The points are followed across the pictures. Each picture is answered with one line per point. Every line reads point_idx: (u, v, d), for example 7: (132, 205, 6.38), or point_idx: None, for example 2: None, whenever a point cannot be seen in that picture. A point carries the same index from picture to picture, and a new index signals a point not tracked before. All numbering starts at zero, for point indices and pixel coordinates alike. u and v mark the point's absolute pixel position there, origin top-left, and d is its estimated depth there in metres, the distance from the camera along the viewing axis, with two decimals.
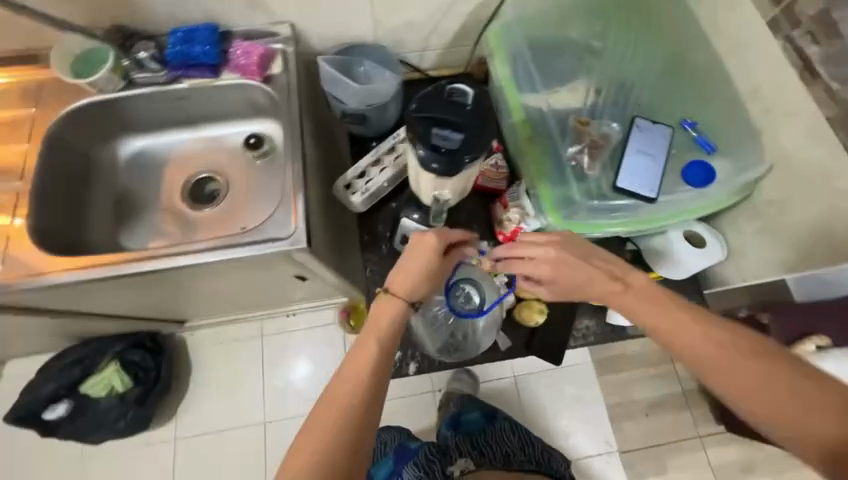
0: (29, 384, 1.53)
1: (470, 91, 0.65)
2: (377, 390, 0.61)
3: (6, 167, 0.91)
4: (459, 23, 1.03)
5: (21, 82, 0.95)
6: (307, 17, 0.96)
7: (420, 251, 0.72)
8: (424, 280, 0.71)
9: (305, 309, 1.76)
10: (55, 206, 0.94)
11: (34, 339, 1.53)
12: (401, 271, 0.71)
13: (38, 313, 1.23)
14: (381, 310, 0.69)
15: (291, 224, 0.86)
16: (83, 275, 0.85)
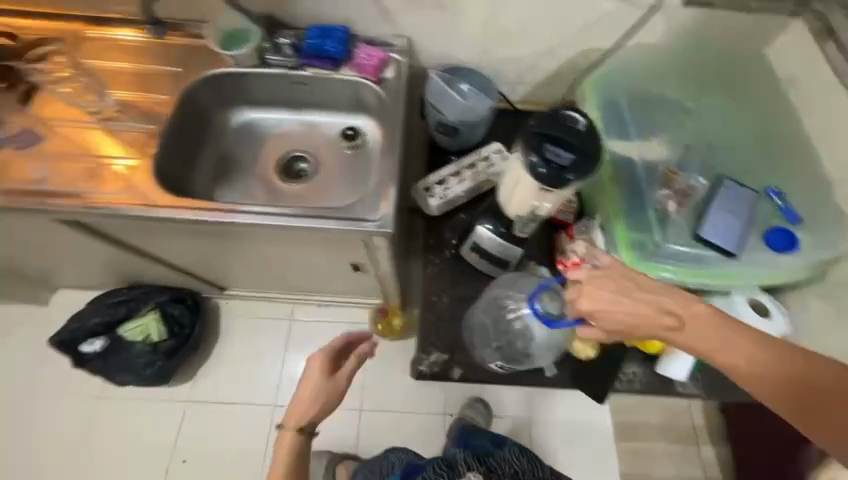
0: (76, 314, 1.61)
1: (583, 118, 0.71)
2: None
3: (143, 109, 1.02)
4: (558, 64, 1.11)
5: (170, 43, 1.07)
6: (426, 34, 1.06)
7: (308, 382, 0.90)
8: (316, 403, 0.88)
9: (338, 303, 1.80)
10: (173, 152, 1.04)
11: (92, 273, 1.63)
12: (297, 401, 0.88)
13: (113, 246, 1.33)
14: (282, 445, 0.86)
15: (381, 208, 0.92)
16: (193, 215, 0.93)
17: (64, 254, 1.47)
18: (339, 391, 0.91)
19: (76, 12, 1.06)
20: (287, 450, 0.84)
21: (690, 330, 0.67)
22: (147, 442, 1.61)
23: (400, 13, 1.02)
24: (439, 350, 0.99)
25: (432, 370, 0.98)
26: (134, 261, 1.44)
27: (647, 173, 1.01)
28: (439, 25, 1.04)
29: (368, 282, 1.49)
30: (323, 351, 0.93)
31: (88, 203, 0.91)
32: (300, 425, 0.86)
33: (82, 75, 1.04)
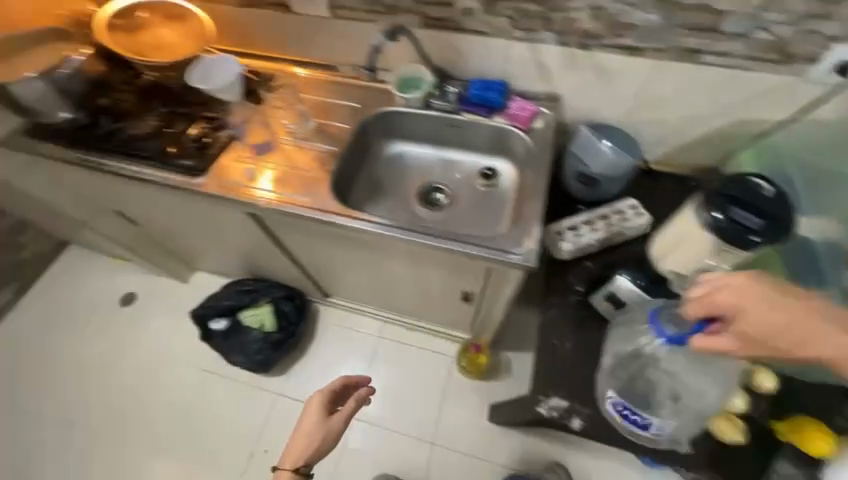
0: (213, 294, 1.86)
1: (771, 188, 0.82)
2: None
3: (324, 131, 1.20)
4: (706, 131, 1.11)
5: (347, 82, 1.26)
6: (578, 93, 1.13)
7: (306, 420, 0.92)
8: (312, 445, 0.89)
9: (424, 330, 1.89)
10: (344, 172, 1.20)
11: (228, 262, 1.90)
12: (293, 444, 0.90)
13: (259, 245, 1.54)
14: None
15: (525, 243, 0.98)
16: (360, 225, 1.06)
17: (214, 245, 1.73)
18: (335, 432, 0.92)
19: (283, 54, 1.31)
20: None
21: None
22: (240, 422, 1.77)
23: (558, 73, 1.09)
24: (559, 396, 0.97)
25: (551, 414, 0.96)
26: (270, 257, 1.65)
27: (833, 252, 0.94)
28: (593, 86, 1.09)
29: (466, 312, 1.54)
30: (321, 398, 0.95)
31: (279, 204, 1.08)
32: (296, 466, 0.87)
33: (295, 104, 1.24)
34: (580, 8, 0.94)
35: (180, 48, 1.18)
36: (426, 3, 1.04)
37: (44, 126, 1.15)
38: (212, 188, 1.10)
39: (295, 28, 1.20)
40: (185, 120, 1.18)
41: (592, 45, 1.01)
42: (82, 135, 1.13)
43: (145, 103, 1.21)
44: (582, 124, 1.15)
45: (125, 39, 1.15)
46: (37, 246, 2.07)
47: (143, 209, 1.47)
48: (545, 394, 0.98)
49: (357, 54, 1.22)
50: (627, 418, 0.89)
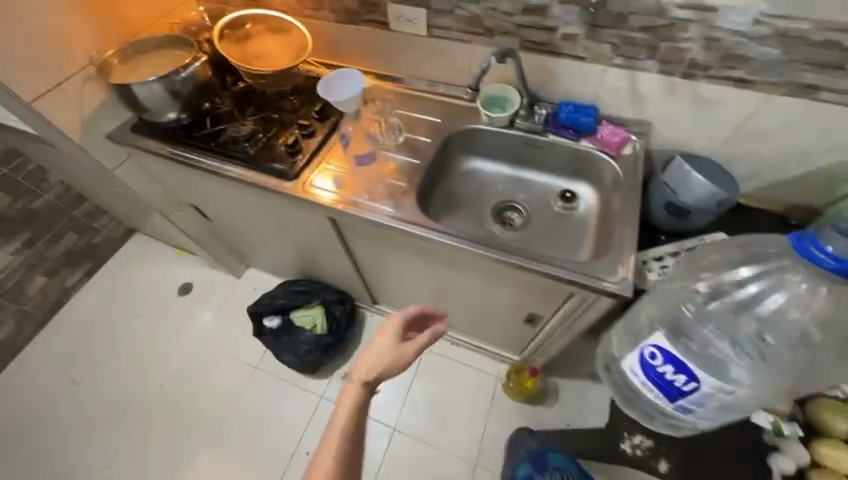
0: (270, 292, 1.90)
1: None
2: (348, 464, 0.69)
3: (408, 145, 1.22)
4: (809, 169, 1.07)
5: (433, 98, 1.30)
6: (672, 123, 1.10)
7: (383, 335, 0.81)
8: (387, 360, 0.78)
9: (471, 346, 1.87)
10: (425, 186, 1.21)
11: (283, 262, 1.94)
12: (364, 356, 0.79)
13: (324, 247, 1.58)
14: (345, 398, 0.75)
15: (618, 272, 0.96)
16: (446, 238, 1.05)
17: (277, 244, 1.78)
18: (411, 356, 0.81)
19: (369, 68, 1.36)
20: (352, 404, 0.73)
21: None
22: (284, 422, 1.78)
23: (654, 102, 1.08)
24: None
25: (635, 450, 1.00)
26: (330, 261, 1.68)
27: None
28: (689, 116, 1.07)
29: (522, 333, 1.52)
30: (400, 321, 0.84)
31: (367, 212, 1.09)
32: (367, 379, 0.76)
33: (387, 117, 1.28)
34: (693, 39, 0.92)
35: (282, 59, 1.27)
36: (526, 28, 1.05)
37: (155, 126, 1.25)
38: (303, 192, 1.13)
39: (389, 45, 1.26)
40: (279, 126, 1.24)
41: (698, 75, 0.98)
42: (188, 136, 1.22)
43: (245, 110, 1.28)
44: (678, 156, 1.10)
45: (235, 49, 1.26)
46: (108, 234, 2.19)
47: (221, 206, 1.54)
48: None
49: (444, 72, 1.26)
50: (655, 373, 0.92)
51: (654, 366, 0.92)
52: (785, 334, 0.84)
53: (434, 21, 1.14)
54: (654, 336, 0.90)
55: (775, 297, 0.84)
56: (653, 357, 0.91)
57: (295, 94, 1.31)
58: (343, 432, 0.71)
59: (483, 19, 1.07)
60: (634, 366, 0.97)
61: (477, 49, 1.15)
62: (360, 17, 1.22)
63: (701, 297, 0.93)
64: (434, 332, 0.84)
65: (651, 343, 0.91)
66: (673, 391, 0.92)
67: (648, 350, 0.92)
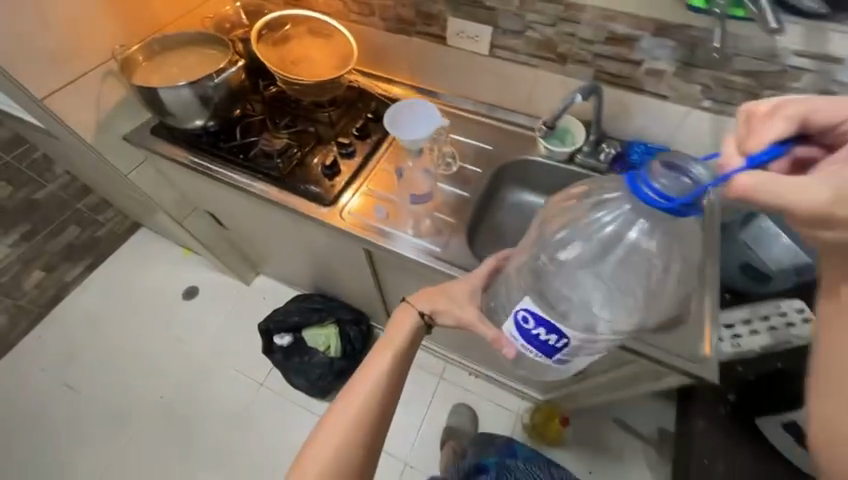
0: (282, 307, 1.77)
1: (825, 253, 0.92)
2: (392, 385, 0.75)
3: (457, 175, 1.10)
4: None
5: (485, 123, 1.19)
6: None
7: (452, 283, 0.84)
8: (450, 304, 0.81)
9: (491, 379, 1.75)
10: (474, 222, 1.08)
11: (297, 275, 1.81)
12: (436, 296, 0.83)
13: (347, 270, 1.45)
14: (401, 321, 0.81)
15: (703, 351, 0.85)
16: None
17: (293, 258, 1.64)
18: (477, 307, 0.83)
19: (414, 82, 1.24)
20: (407, 327, 0.80)
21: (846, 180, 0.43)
22: (288, 449, 1.65)
23: None
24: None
25: None
26: (351, 282, 1.55)
27: None
28: None
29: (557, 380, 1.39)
30: (479, 287, 0.85)
31: (414, 250, 0.98)
32: (423, 311, 0.81)
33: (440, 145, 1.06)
34: (804, 89, 0.81)
35: (323, 67, 1.16)
36: (606, 58, 0.93)
37: (180, 133, 1.14)
38: (343, 221, 1.02)
39: (442, 61, 1.14)
40: (315, 142, 1.13)
41: None
42: (217, 147, 1.11)
43: (277, 120, 1.17)
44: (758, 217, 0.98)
45: (272, 54, 1.15)
46: (112, 227, 2.05)
47: (241, 217, 1.41)
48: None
49: (499, 95, 1.15)
50: (531, 338, 0.70)
51: (528, 332, 0.70)
52: (620, 265, 0.62)
53: (499, 41, 1.02)
54: (524, 300, 0.68)
55: (633, 229, 0.59)
56: (528, 325, 0.69)
57: (333, 106, 1.20)
58: (396, 356, 0.77)
59: (556, 44, 0.96)
60: (511, 336, 0.73)
61: (542, 75, 1.04)
62: (414, 27, 1.11)
63: (553, 240, 0.68)
64: (495, 340, 0.76)
65: (514, 318, 0.70)
66: (551, 349, 0.70)
67: (519, 319, 0.69)
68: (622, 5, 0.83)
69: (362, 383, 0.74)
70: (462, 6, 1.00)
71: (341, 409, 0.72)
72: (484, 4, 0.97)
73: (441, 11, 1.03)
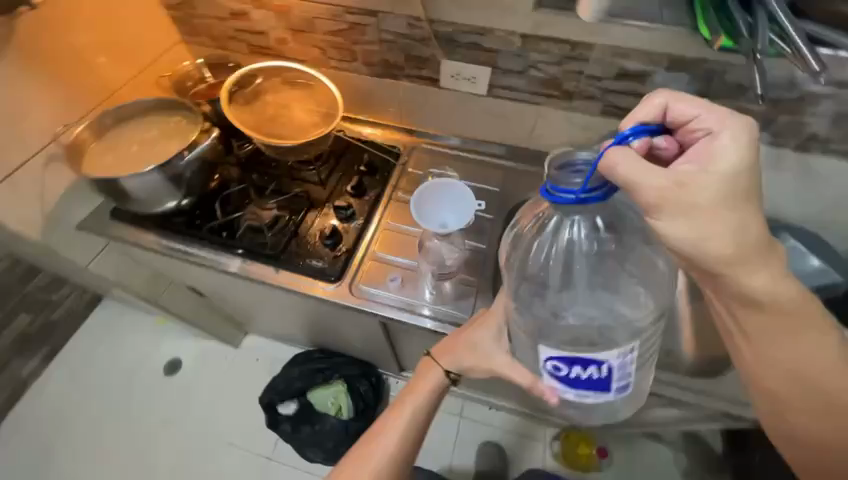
0: (281, 374, 1.60)
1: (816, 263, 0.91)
2: (409, 446, 0.74)
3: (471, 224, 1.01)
4: None
5: (486, 161, 1.11)
6: (770, 195, 0.96)
7: (473, 329, 0.75)
8: (469, 350, 0.74)
9: (513, 409, 1.55)
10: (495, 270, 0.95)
11: (289, 335, 1.63)
12: (461, 344, 0.75)
13: (351, 332, 1.30)
14: (425, 374, 0.78)
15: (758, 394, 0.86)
16: None
17: (282, 319, 1.47)
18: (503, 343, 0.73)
19: (401, 123, 1.15)
20: (433, 381, 0.77)
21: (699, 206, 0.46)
22: None
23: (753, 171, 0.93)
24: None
25: None
26: (354, 341, 1.40)
27: None
28: (794, 189, 0.93)
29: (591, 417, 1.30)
30: (504, 325, 0.74)
31: (436, 321, 0.89)
32: (448, 367, 0.77)
33: None
34: (822, 113, 0.79)
35: (305, 122, 1.04)
36: (616, 93, 0.88)
37: (148, 215, 1.00)
38: (353, 296, 0.92)
39: (435, 103, 1.06)
40: (308, 207, 1.02)
41: (814, 148, 0.85)
42: (195, 227, 1.00)
43: (261, 186, 1.05)
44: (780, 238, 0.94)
45: (248, 114, 1.03)
46: (71, 305, 1.75)
47: (226, 287, 1.25)
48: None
49: (500, 132, 1.07)
50: (576, 383, 0.58)
51: (566, 376, 0.58)
52: (609, 266, 0.62)
53: (499, 81, 0.95)
54: (540, 349, 0.57)
55: (573, 229, 0.60)
56: (561, 370, 0.57)
57: (321, 162, 1.08)
58: (412, 421, 0.75)
59: (562, 81, 0.90)
60: (553, 388, 0.61)
61: (546, 111, 0.97)
62: (403, 71, 1.01)
63: (531, 266, 0.65)
64: (530, 385, 0.67)
65: (545, 370, 0.59)
66: (603, 383, 0.57)
67: (549, 367, 0.58)
68: (634, 42, 0.79)
69: (375, 446, 0.74)
70: (457, 49, 0.92)
71: (350, 469, 0.73)
72: (481, 45, 0.90)
73: (433, 55, 0.95)
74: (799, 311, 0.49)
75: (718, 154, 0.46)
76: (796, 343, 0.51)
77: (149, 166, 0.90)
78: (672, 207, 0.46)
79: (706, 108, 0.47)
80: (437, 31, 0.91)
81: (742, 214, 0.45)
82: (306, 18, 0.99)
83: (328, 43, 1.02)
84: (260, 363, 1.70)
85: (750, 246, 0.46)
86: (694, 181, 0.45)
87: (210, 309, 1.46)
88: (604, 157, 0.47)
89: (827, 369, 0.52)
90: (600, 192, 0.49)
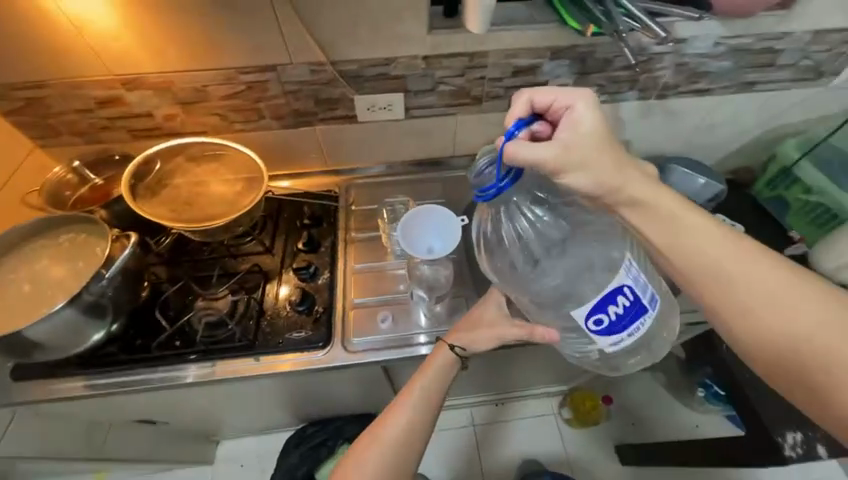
0: (279, 466, 1.35)
1: (700, 179, 1.11)
2: (423, 419, 0.72)
3: None
4: (752, 143, 1.22)
5: (420, 178, 1.15)
6: (650, 138, 1.17)
7: (478, 311, 0.80)
8: (483, 331, 0.77)
9: (519, 396, 1.55)
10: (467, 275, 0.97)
11: (267, 428, 1.42)
12: (469, 326, 0.79)
13: (342, 394, 1.19)
14: (434, 356, 0.78)
15: None
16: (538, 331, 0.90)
17: (256, 414, 1.27)
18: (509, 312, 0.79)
19: (325, 166, 1.12)
20: (440, 361, 0.77)
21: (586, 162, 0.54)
22: None
23: (633, 123, 1.12)
24: (790, 429, 0.86)
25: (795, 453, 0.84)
26: (346, 404, 1.28)
27: None
28: (665, 128, 1.15)
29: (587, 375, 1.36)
30: (503, 299, 0.80)
31: (433, 345, 0.89)
32: (466, 353, 0.78)
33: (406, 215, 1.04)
34: (667, 66, 0.99)
35: (228, 194, 0.95)
36: (517, 88, 0.99)
37: (66, 359, 0.82)
38: (348, 352, 0.87)
39: (357, 138, 1.06)
40: (264, 279, 0.94)
41: (670, 94, 1.06)
42: (136, 348, 0.85)
43: (202, 276, 0.94)
44: (671, 168, 1.12)
45: (158, 206, 0.92)
46: None
47: (187, 407, 1.05)
48: (777, 431, 0.87)
49: (426, 149, 1.12)
50: (622, 324, 0.62)
51: (610, 323, 0.62)
52: (574, 220, 0.67)
53: (413, 102, 0.99)
54: (574, 314, 0.63)
55: (534, 211, 0.64)
56: (603, 320, 0.62)
57: (259, 230, 1.01)
58: (424, 393, 0.74)
59: (469, 89, 0.98)
60: (612, 344, 0.64)
61: (462, 118, 1.04)
62: (316, 115, 0.99)
63: (517, 261, 0.68)
64: (530, 334, 0.73)
65: (593, 332, 0.63)
66: (637, 306, 0.62)
67: (593, 327, 0.63)
68: (520, 43, 0.90)
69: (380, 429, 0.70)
70: (366, 83, 0.94)
71: (355, 457, 0.68)
72: (388, 74, 0.93)
73: (344, 93, 0.95)
74: (706, 228, 0.53)
75: (578, 122, 0.55)
76: (708, 248, 0.53)
77: (58, 303, 0.75)
78: (563, 166, 0.54)
79: (559, 90, 0.56)
80: (341, 71, 0.91)
81: (615, 155, 0.55)
82: (195, 87, 0.91)
83: (227, 107, 0.96)
84: (248, 468, 1.42)
85: (631, 178, 0.55)
86: (573, 150, 0.54)
87: (168, 434, 1.22)
88: (504, 152, 0.54)
89: (739, 269, 0.52)
90: (511, 175, 0.56)
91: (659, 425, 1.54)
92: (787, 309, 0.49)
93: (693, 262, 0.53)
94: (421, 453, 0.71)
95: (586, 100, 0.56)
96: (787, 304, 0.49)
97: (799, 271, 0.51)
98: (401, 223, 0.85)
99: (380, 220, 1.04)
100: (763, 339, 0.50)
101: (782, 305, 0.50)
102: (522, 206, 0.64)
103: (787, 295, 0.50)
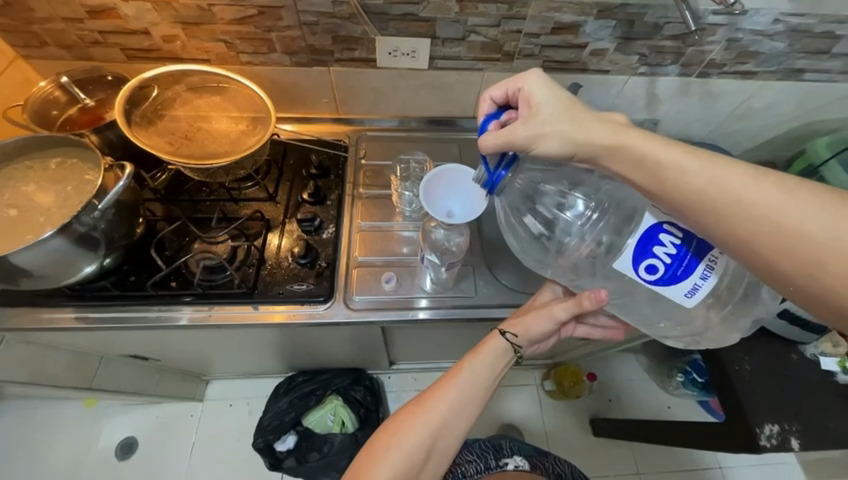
0: (266, 412, 1.37)
1: None
2: (468, 410, 0.69)
3: None
4: (783, 137, 1.17)
5: (436, 137, 1.08)
6: (680, 119, 1.11)
7: (536, 299, 0.80)
8: (537, 315, 0.74)
9: None
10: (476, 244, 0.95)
11: (257, 373, 1.43)
12: (522, 313, 0.78)
13: (335, 350, 1.19)
14: (486, 345, 0.74)
15: None
16: None
17: (247, 360, 1.28)
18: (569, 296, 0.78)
19: (335, 114, 1.05)
20: (492, 349, 0.74)
21: (550, 129, 0.53)
22: None
23: (667, 100, 1.06)
24: (770, 421, 0.87)
25: (771, 442, 0.85)
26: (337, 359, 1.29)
27: None
28: (699, 110, 1.08)
29: (578, 352, 1.38)
30: (560, 286, 0.79)
31: (434, 311, 0.87)
32: (518, 342, 0.74)
33: (418, 174, 0.98)
34: (718, 41, 0.91)
35: (232, 133, 0.88)
36: (553, 47, 0.91)
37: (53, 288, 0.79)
38: (349, 309, 0.85)
39: (373, 86, 0.98)
40: (265, 227, 0.90)
41: (713, 73, 0.99)
42: (131, 285, 0.83)
43: (199, 219, 0.90)
44: None
45: (155, 136, 0.84)
46: None
47: (178, 347, 1.04)
48: (757, 423, 0.87)
49: (445, 106, 1.04)
50: (683, 267, 0.57)
51: (667, 266, 0.57)
52: (589, 185, 0.67)
53: (439, 52, 0.91)
54: (616, 263, 0.60)
55: (552, 189, 0.66)
56: (657, 266, 0.57)
57: (263, 174, 0.96)
58: (471, 383, 0.70)
59: (502, 43, 0.89)
60: (689, 295, 0.59)
61: (489, 75, 0.97)
62: (332, 56, 0.91)
63: (545, 237, 0.70)
64: (579, 303, 0.68)
65: (656, 284, 0.59)
66: (693, 245, 0.57)
67: (649, 277, 0.58)
68: None
69: (420, 412, 0.67)
70: (389, 23, 0.85)
71: (390, 433, 0.66)
72: (416, 15, 0.83)
73: (366, 32, 0.86)
74: (687, 160, 0.49)
75: (532, 96, 0.55)
76: (687, 178, 0.48)
77: (45, 232, 0.70)
78: (530, 135, 0.53)
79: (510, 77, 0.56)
80: (365, 5, 0.81)
81: (579, 118, 0.53)
82: (199, 5, 0.80)
83: (234, 34, 0.86)
84: (235, 407, 1.46)
85: (597, 131, 0.52)
86: (536, 122, 0.53)
87: (157, 369, 1.22)
88: (480, 149, 0.55)
89: (723, 194, 0.47)
90: (503, 165, 0.57)
91: (635, 403, 1.60)
92: (793, 229, 0.44)
93: (689, 199, 0.48)
94: (462, 439, 0.69)
95: (535, 77, 0.55)
96: (793, 227, 0.44)
97: (809, 188, 0.45)
98: (424, 182, 0.79)
99: (392, 176, 0.99)
100: (778, 272, 0.45)
101: (788, 229, 0.44)
102: (541, 187, 0.66)
103: (796, 218, 0.44)
